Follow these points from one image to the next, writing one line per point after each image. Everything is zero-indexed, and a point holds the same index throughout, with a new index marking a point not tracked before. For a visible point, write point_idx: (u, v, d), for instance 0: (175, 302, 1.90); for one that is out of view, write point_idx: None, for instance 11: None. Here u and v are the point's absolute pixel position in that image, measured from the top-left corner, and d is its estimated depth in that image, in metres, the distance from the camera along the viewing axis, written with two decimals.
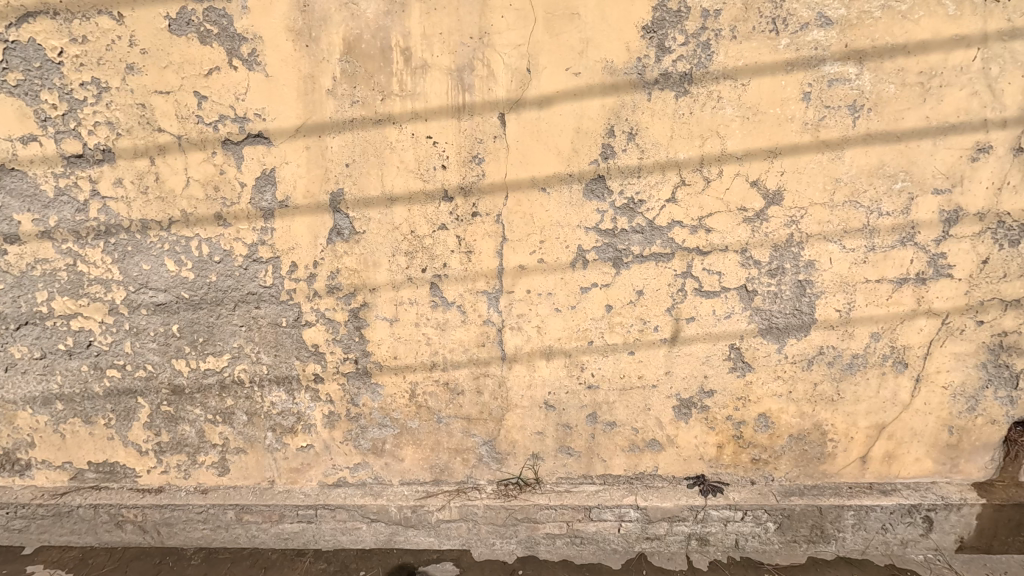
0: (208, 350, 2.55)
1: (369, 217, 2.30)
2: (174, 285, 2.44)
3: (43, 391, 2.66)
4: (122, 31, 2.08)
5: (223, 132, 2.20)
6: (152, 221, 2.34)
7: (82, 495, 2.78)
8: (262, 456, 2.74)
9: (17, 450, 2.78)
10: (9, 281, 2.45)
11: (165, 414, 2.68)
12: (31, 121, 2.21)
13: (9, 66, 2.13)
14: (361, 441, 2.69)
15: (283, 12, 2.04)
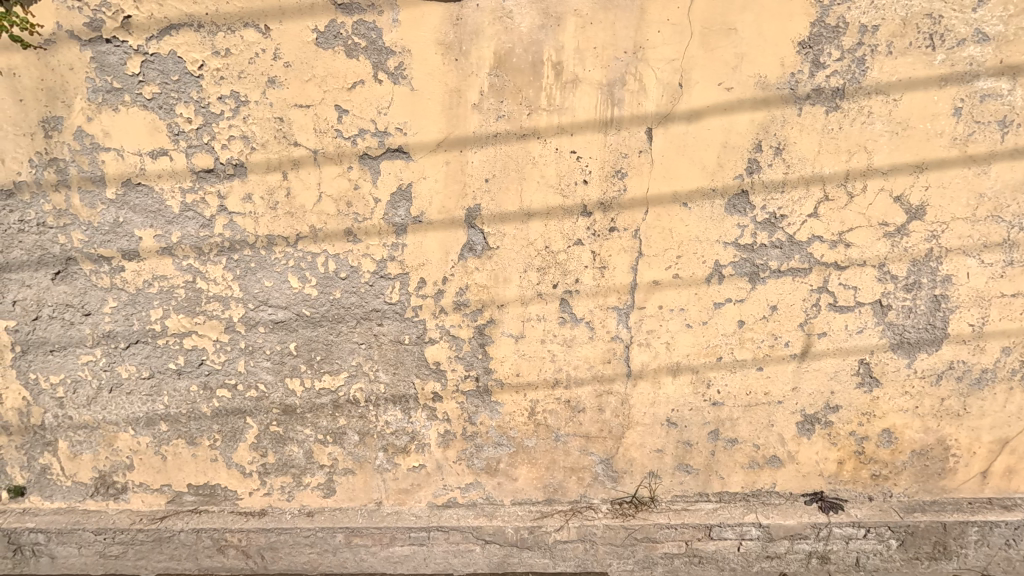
0: (324, 368, 2.49)
1: (503, 233, 2.26)
2: (295, 303, 2.38)
3: (148, 411, 2.57)
4: (267, 44, 2.04)
5: (361, 146, 2.15)
6: (278, 237, 2.28)
7: (182, 519, 2.68)
8: (370, 477, 2.67)
9: (114, 473, 2.69)
10: (123, 298, 2.38)
11: (273, 435, 2.60)
12: (163, 135, 2.15)
13: (146, 78, 2.08)
14: (475, 460, 2.63)
15: (435, 25, 2.01)
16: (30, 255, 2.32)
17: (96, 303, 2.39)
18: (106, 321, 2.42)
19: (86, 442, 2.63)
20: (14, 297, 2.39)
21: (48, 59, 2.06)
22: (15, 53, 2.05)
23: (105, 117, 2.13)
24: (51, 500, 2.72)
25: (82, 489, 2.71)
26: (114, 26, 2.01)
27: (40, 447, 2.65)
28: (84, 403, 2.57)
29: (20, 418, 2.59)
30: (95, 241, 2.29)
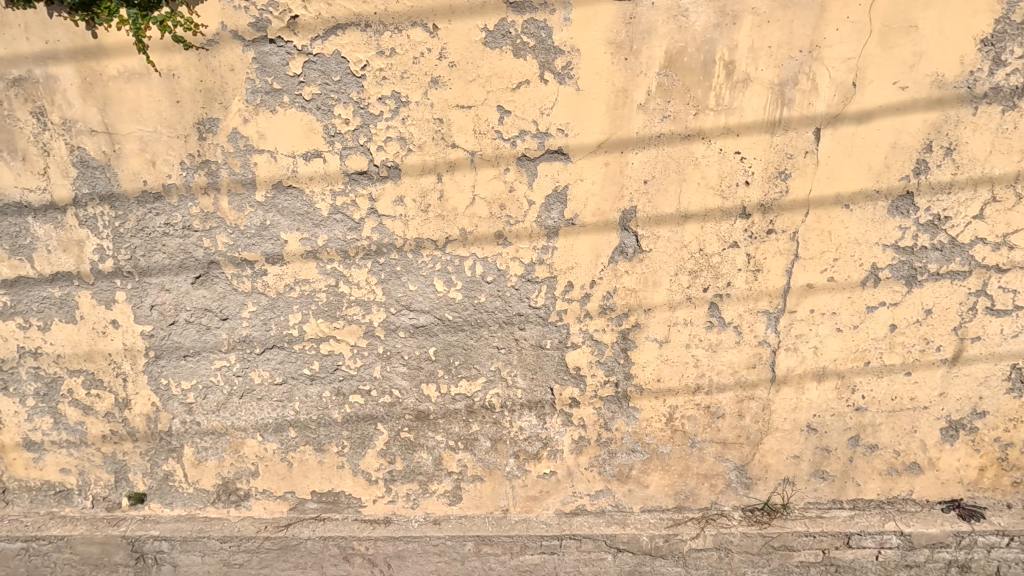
0: (461, 373, 2.44)
1: (657, 236, 2.22)
2: (438, 307, 2.34)
3: (277, 418, 2.53)
4: (433, 43, 1.99)
5: (521, 147, 2.11)
6: (427, 240, 2.24)
7: (307, 527, 2.65)
8: (499, 484, 2.62)
9: (237, 480, 2.64)
10: (263, 302, 2.33)
11: (403, 441, 2.56)
12: (318, 137, 2.11)
13: (307, 79, 2.04)
14: (607, 466, 2.59)
15: (607, 24, 1.97)
16: (172, 259, 2.29)
17: (234, 307, 2.35)
18: (243, 326, 2.38)
19: (212, 449, 2.59)
20: (152, 302, 2.35)
21: (209, 59, 2.02)
22: (176, 54, 2.02)
23: (261, 119, 2.09)
24: (172, 507, 2.68)
25: (204, 496, 2.67)
26: (279, 26, 1.98)
27: (164, 453, 2.61)
28: (212, 409, 2.52)
29: (148, 424, 2.55)
30: (240, 244, 2.25)
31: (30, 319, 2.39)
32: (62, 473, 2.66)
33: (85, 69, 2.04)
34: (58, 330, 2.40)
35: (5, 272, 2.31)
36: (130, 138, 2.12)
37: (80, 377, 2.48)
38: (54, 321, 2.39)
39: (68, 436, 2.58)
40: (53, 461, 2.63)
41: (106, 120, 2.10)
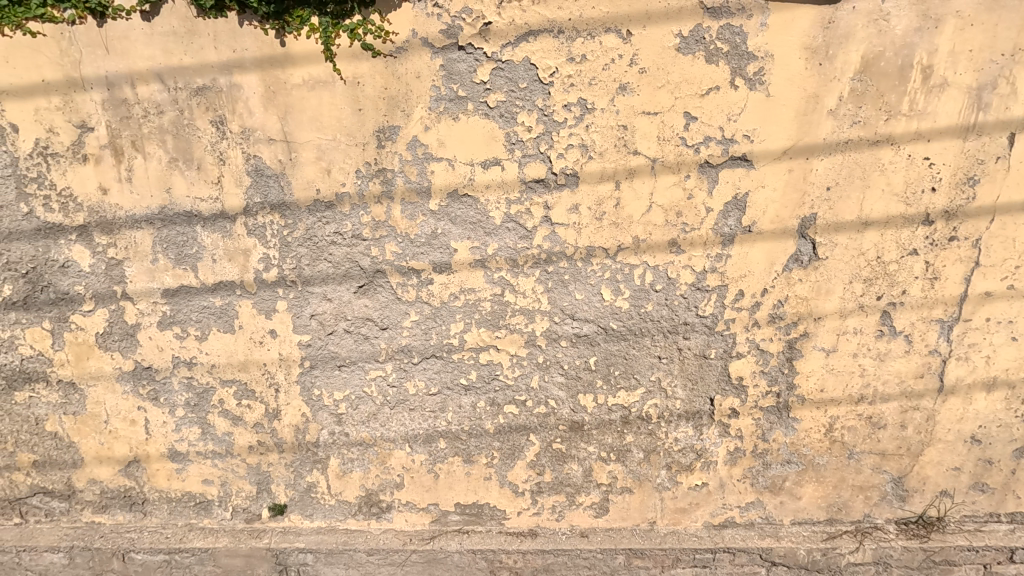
0: (620, 383, 2.40)
1: (835, 243, 2.18)
2: (604, 316, 2.30)
3: (428, 428, 2.49)
4: (625, 49, 1.97)
5: (704, 154, 2.08)
6: (598, 249, 2.21)
7: (453, 540, 2.62)
8: (648, 496, 2.58)
9: (381, 492, 2.60)
10: (426, 311, 2.31)
11: (554, 452, 2.52)
12: (499, 144, 2.08)
13: (493, 86, 2.02)
14: (761, 478, 2.54)
15: (804, 29, 1.93)
16: (337, 268, 2.26)
17: (396, 317, 2.32)
18: (403, 336, 2.35)
19: (359, 460, 2.55)
20: (312, 311, 2.32)
21: (396, 67, 2.00)
22: (363, 61, 2.00)
23: (442, 126, 2.06)
24: (312, 519, 2.65)
25: (346, 508, 2.63)
26: (471, 33, 1.96)
27: (309, 465, 2.56)
28: (362, 420, 2.49)
29: (295, 435, 2.52)
30: (408, 253, 2.23)
31: (188, 329, 2.36)
32: (204, 484, 2.63)
33: (269, 77, 2.03)
34: (214, 340, 2.38)
35: (168, 282, 2.30)
36: (307, 146, 2.10)
37: (232, 387, 2.45)
38: (212, 330, 2.36)
39: (214, 447, 2.55)
40: (196, 472, 2.60)
41: (285, 128, 2.09)
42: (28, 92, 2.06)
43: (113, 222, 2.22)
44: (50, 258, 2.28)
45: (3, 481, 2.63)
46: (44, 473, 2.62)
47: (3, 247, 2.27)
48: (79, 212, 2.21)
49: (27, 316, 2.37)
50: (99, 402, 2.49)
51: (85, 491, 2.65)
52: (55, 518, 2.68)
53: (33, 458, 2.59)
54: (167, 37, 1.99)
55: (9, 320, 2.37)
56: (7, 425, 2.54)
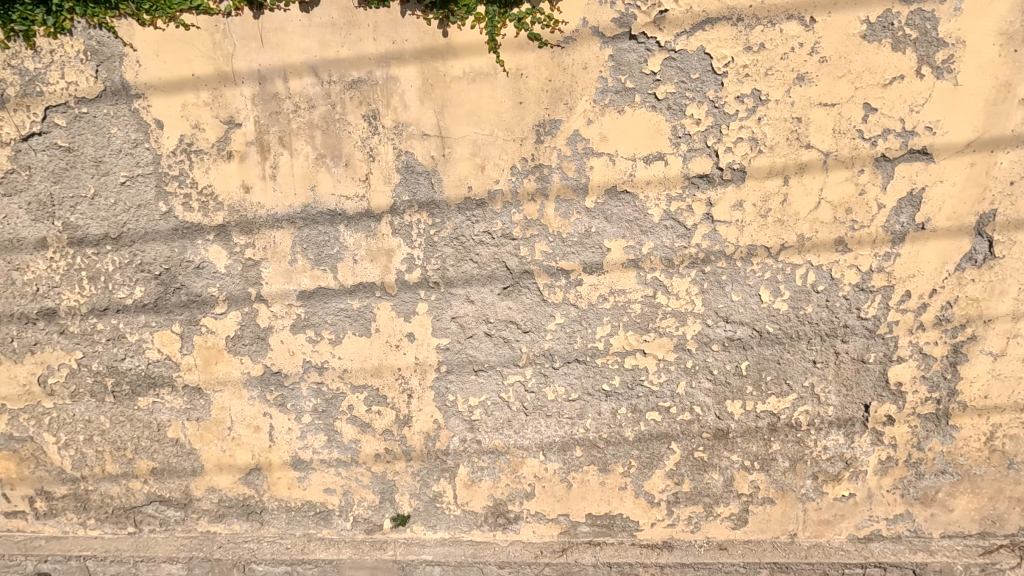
0: (771, 389, 2.30)
1: (1013, 241, 2.06)
2: (759, 318, 2.20)
3: (564, 436, 2.39)
4: (807, 37, 1.87)
5: (881, 147, 1.97)
6: (760, 247, 2.11)
7: (586, 552, 2.51)
8: (791, 507, 2.46)
9: (510, 502, 2.50)
10: (572, 314, 2.21)
11: (695, 461, 2.41)
12: (664, 138, 1.99)
13: (663, 77, 1.93)
14: (912, 489, 2.40)
15: (1001, 14, 1.83)
16: (482, 269, 2.17)
17: (540, 320, 2.23)
18: (546, 340, 2.25)
19: (489, 468, 2.45)
20: (453, 314, 2.24)
21: (562, 58, 1.92)
22: (528, 52, 1.92)
23: (606, 120, 1.97)
24: (435, 530, 2.56)
25: (471, 518, 2.54)
26: (645, 21, 1.87)
27: (436, 473, 2.47)
28: (496, 427, 2.39)
29: (425, 443, 2.42)
30: (558, 253, 2.14)
31: (322, 332, 2.28)
32: (325, 493, 2.53)
33: (428, 70, 1.94)
34: (349, 343, 2.29)
35: (305, 283, 2.21)
36: (462, 142, 2.02)
37: (363, 393, 2.36)
38: (347, 333, 2.27)
39: (339, 455, 2.46)
40: (318, 481, 2.51)
41: (440, 123, 2.00)
42: (176, 87, 1.99)
43: (253, 221, 2.14)
44: (185, 259, 2.21)
45: (120, 489, 2.56)
46: (162, 481, 2.54)
47: (138, 247, 2.20)
48: (218, 211, 2.13)
49: (156, 319, 2.29)
50: (224, 408, 2.41)
51: (201, 500, 2.56)
52: (170, 527, 2.61)
53: (152, 465, 2.52)
54: (325, 29, 1.92)
55: (137, 323, 2.30)
56: (127, 431, 2.46)
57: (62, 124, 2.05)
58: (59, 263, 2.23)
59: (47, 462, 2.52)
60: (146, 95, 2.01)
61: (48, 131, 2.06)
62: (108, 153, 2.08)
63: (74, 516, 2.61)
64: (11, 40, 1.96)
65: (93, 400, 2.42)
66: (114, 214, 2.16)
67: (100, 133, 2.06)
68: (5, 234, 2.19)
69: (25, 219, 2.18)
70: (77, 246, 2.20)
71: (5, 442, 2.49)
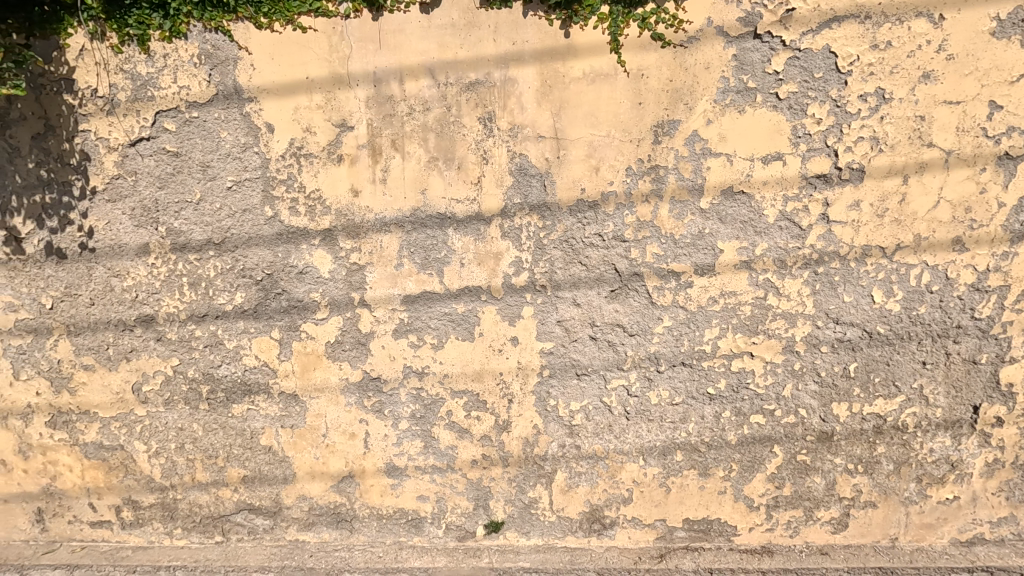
0: (878, 392, 2.26)
1: None
2: (871, 320, 2.17)
3: (666, 440, 2.37)
4: (935, 35, 1.86)
5: (1005, 145, 1.95)
6: (875, 248, 2.08)
7: (685, 558, 2.47)
8: (893, 510, 2.42)
9: (607, 507, 2.47)
10: (681, 316, 2.19)
11: (797, 465, 2.38)
12: (784, 138, 1.97)
13: (786, 76, 1.90)
14: (1017, 492, 2.37)
15: None
16: (591, 272, 2.15)
17: (648, 323, 2.20)
18: (652, 343, 2.23)
19: (587, 474, 2.43)
20: (559, 318, 2.21)
21: (685, 58, 1.90)
22: (651, 52, 1.89)
23: (726, 120, 1.95)
24: (529, 536, 2.52)
25: (566, 524, 2.50)
26: (771, 20, 1.85)
27: (533, 479, 2.44)
28: (596, 431, 2.36)
29: (523, 448, 2.39)
30: (670, 255, 2.11)
31: (425, 337, 2.25)
32: (419, 501, 2.50)
33: (547, 70, 1.92)
34: (451, 347, 2.26)
35: (410, 288, 2.19)
36: (577, 144, 2.00)
37: (463, 398, 2.33)
38: (450, 338, 2.25)
39: (435, 461, 2.43)
40: (412, 488, 2.47)
41: (556, 125, 1.98)
42: (290, 90, 1.97)
43: (360, 225, 2.11)
44: (288, 264, 2.18)
45: (209, 498, 2.52)
46: (252, 489, 2.50)
47: (241, 253, 2.17)
48: (325, 215, 2.11)
49: (255, 324, 2.26)
50: (319, 415, 2.37)
51: (292, 508, 2.53)
52: (258, 536, 2.57)
53: (243, 473, 2.48)
54: (444, 30, 1.90)
55: (236, 330, 2.27)
56: (219, 439, 2.43)
57: (172, 128, 2.03)
58: (160, 269, 2.20)
59: (136, 471, 2.49)
60: (258, 99, 1.98)
61: (157, 136, 2.04)
62: (217, 158, 2.06)
63: (160, 525, 2.57)
64: (125, 45, 1.94)
65: (186, 407, 2.39)
66: (218, 219, 2.13)
67: (209, 137, 2.04)
68: (106, 240, 2.17)
69: (127, 225, 2.15)
70: (179, 252, 2.17)
71: (95, 450, 2.46)
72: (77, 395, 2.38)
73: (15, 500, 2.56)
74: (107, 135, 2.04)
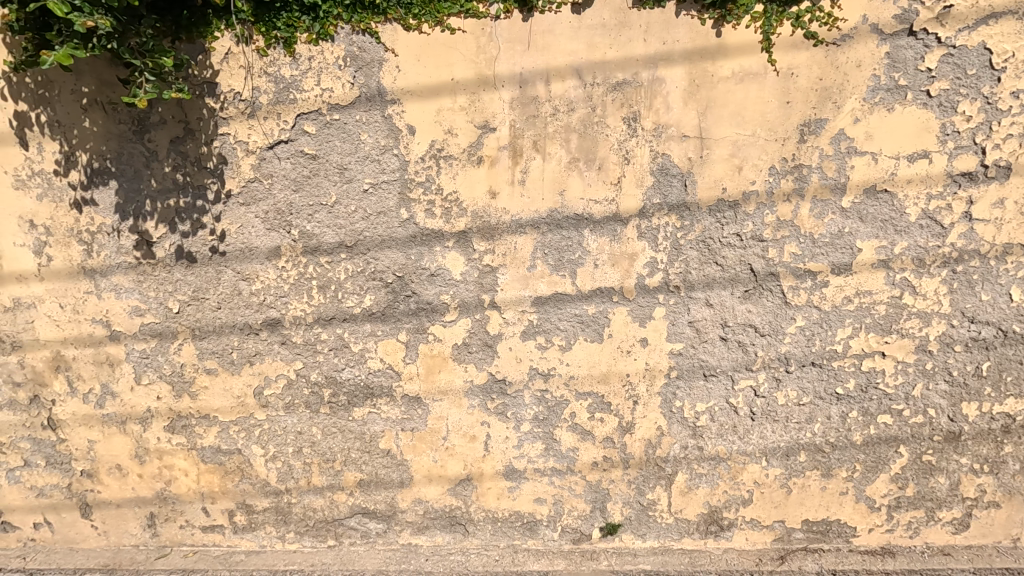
0: (1010, 391, 2.24)
1: None
2: (1007, 319, 2.15)
3: (790, 441, 2.35)
4: None
5: None
6: (1016, 246, 2.06)
7: (806, 560, 2.45)
8: (1017, 510, 2.39)
9: (726, 509, 2.46)
10: (814, 316, 2.17)
11: (921, 465, 2.36)
12: (931, 136, 1.95)
13: (938, 74, 1.89)
14: None
15: None
16: (726, 272, 2.14)
17: (781, 323, 2.19)
18: (783, 343, 2.22)
19: (708, 475, 2.41)
20: (691, 318, 2.20)
21: (837, 56, 1.89)
22: (802, 50, 1.89)
23: (874, 118, 1.94)
24: (645, 539, 2.51)
25: (684, 526, 2.49)
26: (927, 17, 1.84)
27: (653, 481, 2.43)
28: (720, 433, 2.35)
29: (646, 450, 2.39)
30: (807, 254, 2.10)
31: (553, 338, 2.24)
32: (535, 503, 2.48)
33: (697, 70, 1.92)
34: (579, 349, 2.25)
35: (542, 289, 2.17)
36: (722, 143, 1.99)
37: (588, 400, 2.32)
38: (579, 340, 2.23)
39: (555, 464, 2.42)
40: (530, 491, 2.46)
41: (702, 124, 1.97)
42: (435, 92, 1.96)
43: (496, 227, 2.11)
44: (420, 266, 2.17)
45: (324, 502, 2.51)
46: (368, 493, 2.49)
47: (373, 255, 2.16)
48: (461, 217, 2.10)
49: (383, 327, 2.25)
50: (441, 418, 2.36)
51: (407, 511, 2.51)
52: (371, 540, 2.56)
53: (359, 477, 2.47)
54: (595, 30, 1.89)
55: (362, 332, 2.26)
56: (338, 442, 2.42)
57: (311, 131, 2.02)
58: (290, 272, 2.19)
59: (253, 475, 2.48)
60: (401, 101, 1.98)
61: (296, 138, 2.03)
62: (355, 160, 2.05)
63: (273, 529, 2.56)
64: (271, 47, 1.94)
65: (307, 411, 2.38)
66: (352, 221, 2.12)
67: (349, 139, 2.03)
68: (238, 243, 2.16)
69: (260, 228, 2.14)
70: (310, 255, 2.16)
71: (212, 455, 2.45)
72: (197, 399, 2.37)
73: (127, 505, 2.56)
74: (246, 138, 2.03)
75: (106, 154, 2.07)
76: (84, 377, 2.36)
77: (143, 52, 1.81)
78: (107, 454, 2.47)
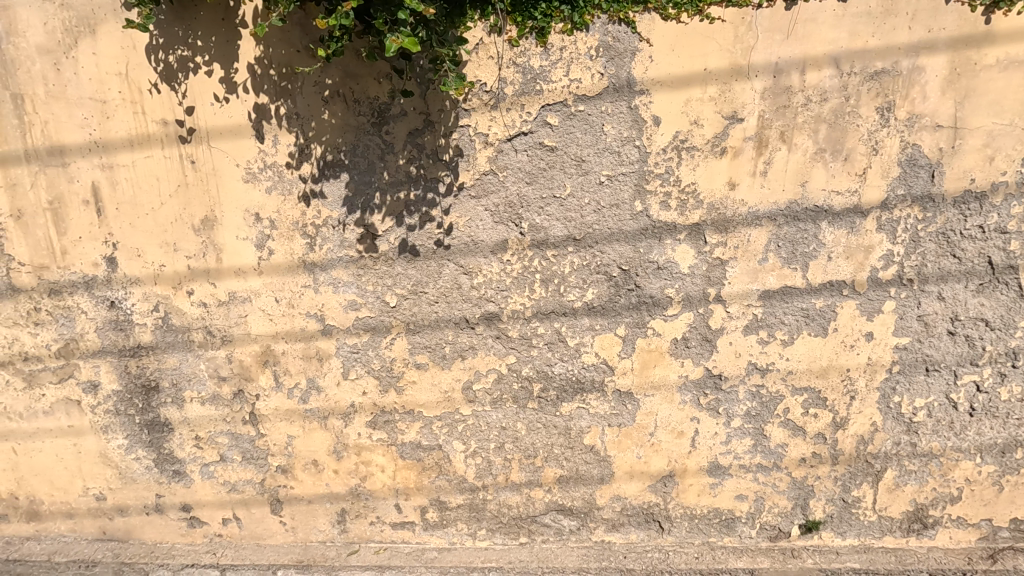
0: None
1: None
2: None
3: (1008, 438, 2.30)
4: None
5: None
6: None
7: (1016, 558, 2.40)
8: None
9: (932, 506, 2.41)
10: None
11: None
12: None
13: None
14: None
15: None
16: (963, 264, 2.10)
17: (1013, 317, 2.14)
18: (1014, 338, 2.17)
19: (918, 472, 2.37)
20: (920, 312, 2.16)
21: None
22: None
23: None
24: (845, 536, 2.47)
25: (887, 524, 2.45)
26: None
27: (860, 478, 2.39)
28: (936, 429, 2.31)
29: (857, 446, 2.35)
30: None
31: (776, 332, 2.20)
32: (736, 500, 2.45)
33: (960, 58, 1.89)
34: (801, 344, 2.21)
35: (770, 283, 2.14)
36: (976, 133, 1.95)
37: (804, 395, 2.29)
38: (802, 334, 2.20)
39: (762, 460, 2.38)
40: (732, 487, 2.43)
41: (958, 114, 1.94)
42: (686, 82, 1.94)
43: (731, 219, 2.08)
44: (648, 259, 2.14)
45: (519, 498, 2.49)
46: (566, 489, 2.46)
47: (600, 248, 2.13)
48: (696, 209, 2.07)
49: (602, 321, 2.22)
50: (650, 413, 2.34)
51: (604, 508, 2.48)
52: (565, 537, 2.53)
53: (558, 474, 2.44)
54: (859, 18, 1.87)
55: (580, 326, 2.23)
56: (541, 438, 2.39)
57: (554, 122, 2.00)
58: (514, 266, 2.16)
59: (450, 471, 2.45)
60: (651, 91, 1.96)
61: (537, 130, 2.01)
62: (594, 152, 2.03)
63: (464, 526, 2.54)
64: (523, 37, 1.92)
65: (513, 407, 2.35)
66: (583, 214, 2.10)
67: (591, 131, 2.01)
68: (464, 236, 2.14)
69: (487, 221, 2.12)
70: (537, 248, 2.14)
71: (411, 451, 2.43)
72: (403, 394, 2.35)
73: (319, 501, 2.54)
74: (486, 130, 2.02)
75: (341, 147, 2.06)
76: (292, 372, 2.35)
77: (443, 41, 1.83)
78: (304, 449, 2.46)
